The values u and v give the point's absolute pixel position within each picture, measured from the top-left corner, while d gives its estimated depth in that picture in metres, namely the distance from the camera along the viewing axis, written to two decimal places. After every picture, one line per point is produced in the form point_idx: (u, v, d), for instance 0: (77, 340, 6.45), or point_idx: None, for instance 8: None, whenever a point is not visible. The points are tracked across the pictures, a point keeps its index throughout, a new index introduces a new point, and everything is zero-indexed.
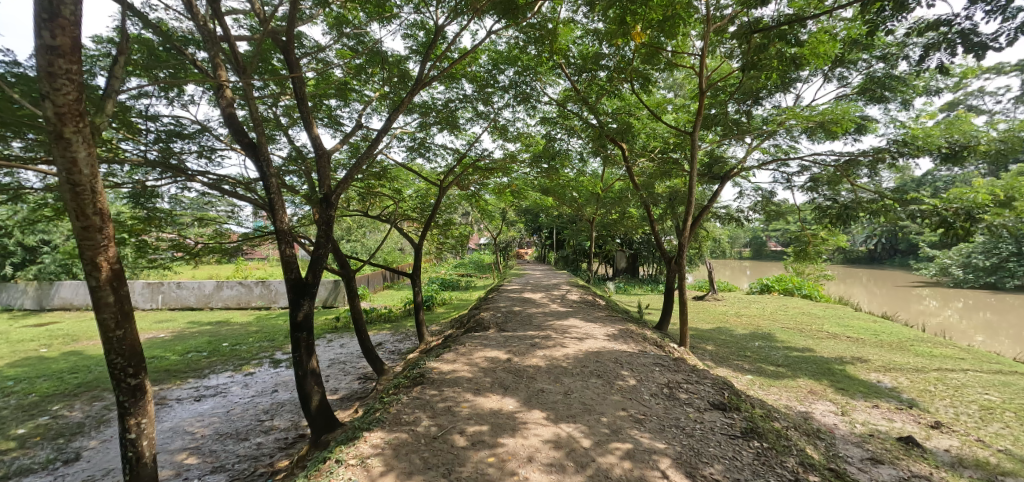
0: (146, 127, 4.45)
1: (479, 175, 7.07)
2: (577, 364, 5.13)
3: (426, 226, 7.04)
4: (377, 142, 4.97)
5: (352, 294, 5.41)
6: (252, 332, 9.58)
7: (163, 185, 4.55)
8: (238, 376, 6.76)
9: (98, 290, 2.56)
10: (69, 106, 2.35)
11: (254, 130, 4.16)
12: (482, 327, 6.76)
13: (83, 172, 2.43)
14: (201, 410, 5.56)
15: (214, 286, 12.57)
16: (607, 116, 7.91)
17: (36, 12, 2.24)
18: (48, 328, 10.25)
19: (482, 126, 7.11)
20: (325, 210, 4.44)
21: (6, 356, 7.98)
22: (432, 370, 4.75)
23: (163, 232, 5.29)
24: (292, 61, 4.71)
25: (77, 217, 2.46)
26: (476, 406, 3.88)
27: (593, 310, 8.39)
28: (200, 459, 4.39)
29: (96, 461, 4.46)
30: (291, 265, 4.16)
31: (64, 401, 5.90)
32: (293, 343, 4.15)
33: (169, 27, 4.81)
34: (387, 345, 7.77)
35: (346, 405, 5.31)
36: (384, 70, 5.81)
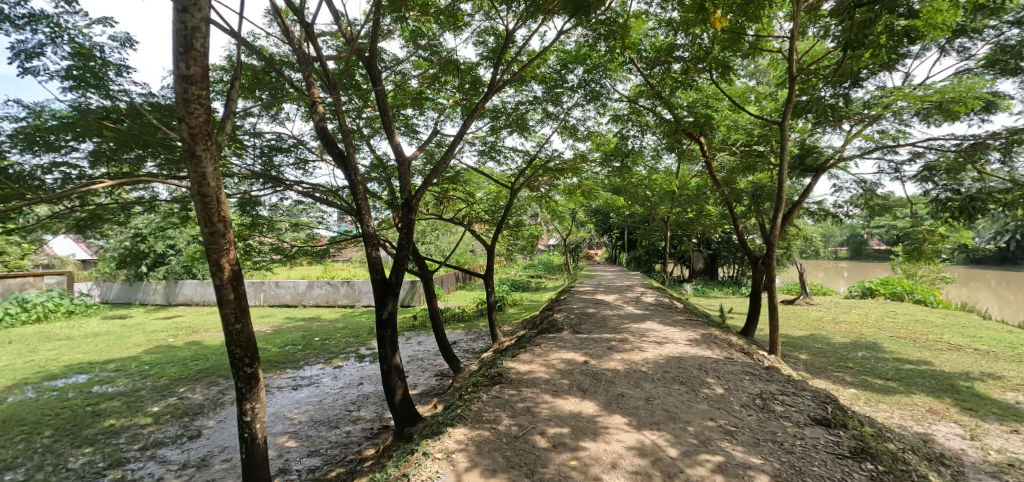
0: (252, 143, 4.95)
1: (549, 176, 7.05)
2: (658, 370, 4.92)
3: (497, 228, 7.14)
4: (453, 148, 5.12)
5: (430, 294, 5.62)
6: (339, 328, 10.34)
7: (266, 195, 5.04)
8: (329, 369, 7.32)
9: (221, 288, 2.89)
10: (200, 127, 2.67)
11: (343, 142, 4.47)
12: (555, 329, 6.73)
13: (210, 184, 2.75)
14: (298, 398, 6.09)
15: (307, 285, 13.76)
16: (683, 110, 7.53)
17: (173, 47, 2.56)
18: (174, 321, 11.84)
19: (552, 127, 7.08)
20: (406, 214, 4.64)
21: (143, 344, 9.33)
22: (509, 370, 4.80)
23: (264, 237, 5.86)
24: (374, 74, 5.01)
25: (205, 224, 2.79)
26: (555, 407, 3.86)
27: (671, 314, 8.01)
28: (299, 443, 4.80)
29: (214, 439, 5.05)
30: (377, 266, 4.41)
31: (188, 384, 6.77)
32: (379, 340, 4.39)
33: (270, 52, 5.31)
34: (462, 344, 7.99)
35: (425, 400, 5.53)
36: (457, 77, 5.99)
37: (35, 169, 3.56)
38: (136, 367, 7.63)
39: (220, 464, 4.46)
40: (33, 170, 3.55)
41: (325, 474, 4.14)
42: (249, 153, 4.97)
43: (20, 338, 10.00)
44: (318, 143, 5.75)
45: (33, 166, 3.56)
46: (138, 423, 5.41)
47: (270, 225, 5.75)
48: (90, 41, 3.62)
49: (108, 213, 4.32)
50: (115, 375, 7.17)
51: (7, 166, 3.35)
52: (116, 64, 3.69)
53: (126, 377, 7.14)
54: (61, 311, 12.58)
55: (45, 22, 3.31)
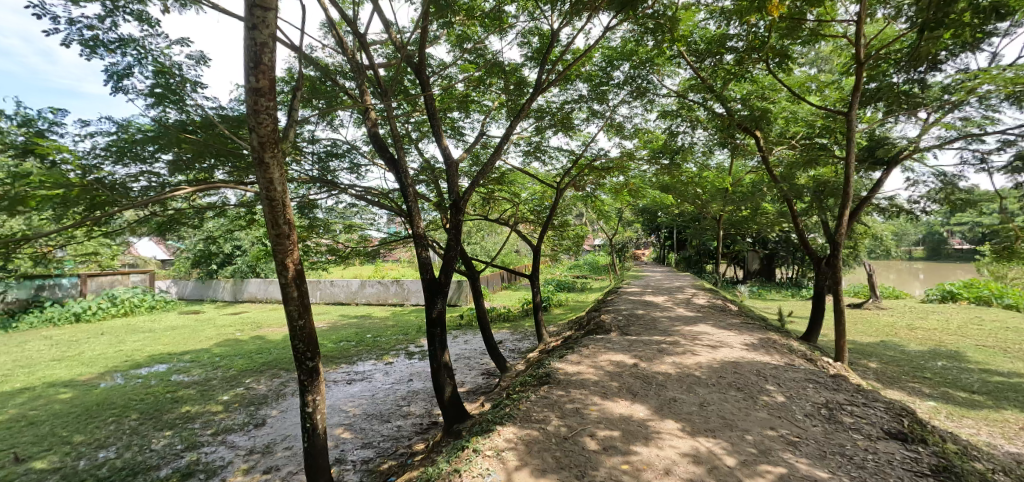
0: (310, 150, 5.23)
1: (594, 176, 6.96)
2: (712, 374, 4.73)
3: (542, 229, 7.12)
4: (499, 150, 5.16)
5: (477, 294, 5.70)
6: (389, 326, 10.71)
7: (323, 198, 5.31)
8: (380, 365, 7.61)
9: (286, 286, 3.08)
10: (267, 135, 2.86)
11: (394, 146, 4.63)
12: (603, 330, 6.63)
13: (277, 189, 2.93)
14: (352, 392, 6.38)
15: (359, 284, 14.38)
16: (737, 104, 7.20)
17: (245, 62, 2.75)
18: (241, 317, 12.74)
19: (598, 125, 6.98)
20: (454, 215, 4.73)
21: (214, 337, 10.11)
22: (557, 371, 4.79)
23: (321, 239, 6.18)
24: (423, 79, 5.14)
25: (272, 227, 2.98)
26: (605, 410, 3.81)
27: (725, 317, 7.66)
28: (353, 435, 5.02)
29: (277, 427, 5.38)
30: (427, 266, 4.53)
31: (254, 376, 7.26)
32: (429, 338, 4.51)
33: (326, 63, 5.59)
34: (508, 344, 8.05)
35: (473, 399, 5.62)
36: (502, 79, 6.04)
37: (125, 178, 3.95)
38: (208, 358, 8.29)
39: (283, 451, 4.76)
40: (123, 179, 3.94)
41: (378, 466, 4.31)
42: (308, 159, 5.25)
43: (111, 330, 11.14)
44: (370, 147, 5.98)
45: (123, 175, 3.96)
46: (210, 409, 5.87)
47: (326, 226, 6.05)
48: (170, 61, 3.97)
49: (185, 217, 4.71)
50: (191, 366, 7.83)
51: (102, 176, 3.74)
52: (192, 80, 4.03)
53: (200, 367, 7.76)
54: (144, 306, 13.90)
55: (133, 46, 3.67)
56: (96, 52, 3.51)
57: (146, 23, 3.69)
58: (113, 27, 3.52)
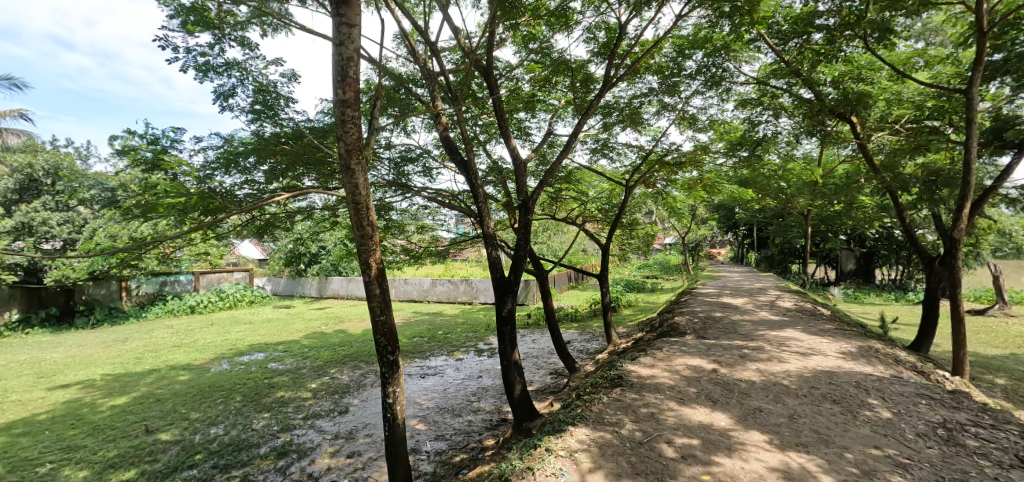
0: (386, 155, 5.52)
1: (665, 171, 6.73)
2: (803, 384, 4.35)
3: (611, 228, 6.96)
4: (567, 148, 5.11)
5: (546, 294, 5.69)
6: (459, 323, 11.07)
7: (398, 201, 5.59)
8: (451, 360, 7.88)
9: (370, 283, 3.28)
10: (353, 143, 3.04)
11: (464, 149, 4.75)
12: (677, 333, 6.35)
13: (361, 193, 3.12)
14: (425, 385, 6.66)
15: (431, 283, 15.06)
16: (828, 87, 6.55)
17: (333, 77, 2.95)
18: (326, 312, 13.83)
19: (669, 119, 6.70)
20: (524, 215, 4.76)
21: (303, 330, 11.06)
22: (630, 373, 4.67)
23: (396, 239, 6.51)
24: (491, 81, 5.23)
25: (358, 228, 3.18)
26: (683, 416, 3.66)
27: (816, 322, 7.01)
28: (427, 427, 5.24)
29: (359, 415, 5.76)
30: (497, 265, 4.61)
31: (337, 366, 7.84)
32: (500, 335, 4.59)
33: (400, 72, 5.87)
34: (576, 344, 7.98)
35: (542, 398, 5.63)
36: (569, 76, 6.00)
37: (231, 186, 4.42)
38: (299, 349, 9.09)
39: (364, 438, 5.08)
40: (230, 186, 4.41)
41: (451, 458, 4.47)
42: (384, 164, 5.56)
43: (219, 321, 12.59)
44: (441, 150, 6.20)
45: (230, 183, 4.43)
46: (301, 395, 6.43)
47: (401, 228, 6.36)
48: (267, 79, 4.40)
49: (279, 220, 5.18)
50: (284, 355, 8.63)
51: (214, 185, 4.22)
52: (286, 96, 4.44)
53: (292, 357, 8.52)
54: (245, 300, 15.57)
55: (237, 68, 4.11)
56: (208, 75, 3.97)
57: (247, 47, 4.13)
58: (221, 53, 3.97)
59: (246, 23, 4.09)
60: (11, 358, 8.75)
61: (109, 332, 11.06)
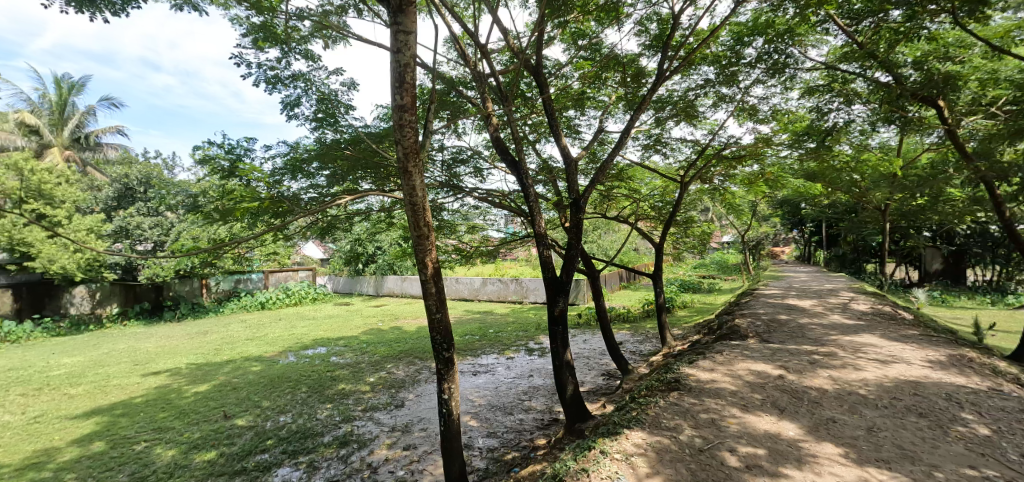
0: (438, 157, 5.65)
1: (723, 166, 6.46)
2: (883, 395, 3.99)
3: (665, 226, 6.73)
4: (619, 145, 4.99)
5: (598, 294, 5.61)
6: (510, 322, 11.17)
7: (450, 201, 5.71)
8: (502, 359, 7.97)
9: (426, 282, 3.38)
10: (410, 146, 3.14)
11: (515, 148, 4.76)
12: (737, 336, 6.05)
13: (418, 194, 3.22)
14: (478, 383, 6.78)
15: (481, 282, 15.33)
16: (909, 69, 5.98)
17: (392, 83, 3.06)
18: (382, 309, 14.44)
19: (727, 111, 6.38)
20: (575, 214, 4.72)
21: (362, 326, 11.61)
22: (687, 377, 4.50)
23: (448, 239, 6.65)
24: (540, 80, 5.21)
25: (415, 228, 3.28)
26: (747, 424, 3.48)
27: (897, 326, 6.41)
28: (479, 424, 5.33)
29: (414, 409, 5.96)
30: (548, 264, 4.61)
31: (394, 362, 8.16)
32: (551, 335, 4.58)
33: (451, 75, 5.99)
34: (629, 345, 7.81)
35: (594, 399, 5.56)
36: (620, 71, 5.87)
37: (297, 190, 4.71)
38: (358, 344, 9.54)
39: (419, 431, 5.24)
40: (296, 191, 4.71)
41: (503, 455, 4.51)
42: (436, 165, 5.70)
43: (286, 316, 13.50)
44: (491, 151, 6.27)
45: (296, 188, 4.73)
46: (360, 388, 6.74)
47: (452, 228, 6.47)
48: (329, 89, 4.65)
49: (340, 222, 5.41)
50: (345, 349, 9.10)
51: (282, 190, 4.51)
52: (345, 103, 4.69)
53: (352, 351, 8.97)
54: (309, 297, 16.55)
55: (302, 79, 4.39)
56: (276, 87, 4.27)
57: (311, 60, 4.39)
58: (288, 66, 4.25)
59: (309, 37, 4.36)
60: (113, 347, 9.85)
61: (192, 326, 12.17)
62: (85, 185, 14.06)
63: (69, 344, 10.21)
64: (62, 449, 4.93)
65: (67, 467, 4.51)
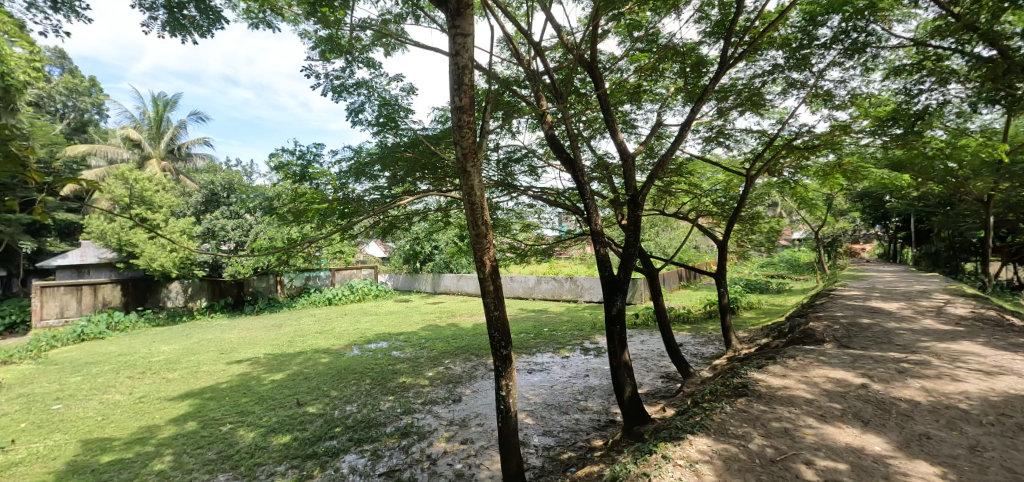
0: (493, 157, 5.71)
1: (794, 157, 6.02)
2: (990, 410, 3.54)
3: (729, 223, 6.37)
4: (679, 139, 4.78)
5: (656, 293, 5.44)
6: (565, 321, 11.11)
7: (504, 200, 5.76)
8: (557, 358, 7.94)
9: (484, 280, 3.44)
10: (469, 146, 3.20)
11: (570, 145, 4.71)
12: (811, 340, 5.63)
13: (477, 194, 3.27)
14: (533, 381, 6.80)
15: (536, 280, 15.38)
16: (1019, 40, 5.26)
17: (451, 85, 3.14)
18: (440, 306, 14.90)
19: (798, 98, 5.94)
20: (633, 211, 4.60)
21: (420, 322, 12.03)
22: (756, 383, 4.24)
23: (503, 238, 6.71)
24: (595, 75, 5.12)
25: (473, 227, 3.34)
26: (825, 436, 3.22)
27: (1006, 333, 5.67)
28: (535, 421, 5.36)
29: (472, 404, 6.09)
30: (605, 263, 4.54)
31: (451, 357, 8.38)
32: (609, 335, 4.50)
33: (504, 74, 6.03)
34: (690, 347, 7.51)
35: (653, 402, 5.41)
36: (679, 62, 5.64)
37: (361, 192, 4.95)
38: (417, 339, 9.91)
39: (476, 427, 5.35)
40: (360, 193, 4.95)
41: (559, 454, 4.50)
42: (492, 165, 5.77)
43: (351, 312, 14.30)
44: (546, 149, 6.24)
45: (361, 190, 4.97)
46: (420, 382, 6.99)
47: (507, 226, 6.51)
48: (390, 94, 4.86)
49: (400, 222, 5.59)
50: (405, 344, 9.48)
51: (348, 192, 4.78)
52: (405, 108, 4.88)
53: (412, 346, 9.33)
54: (372, 293, 17.40)
55: (365, 86, 4.61)
56: (342, 95, 4.52)
57: (373, 68, 4.60)
58: (352, 74, 4.48)
59: (371, 46, 4.57)
60: (202, 337, 10.91)
61: (268, 319, 13.21)
62: (178, 191, 15.72)
63: (166, 334, 11.42)
64: (162, 427, 5.54)
65: (166, 443, 5.07)
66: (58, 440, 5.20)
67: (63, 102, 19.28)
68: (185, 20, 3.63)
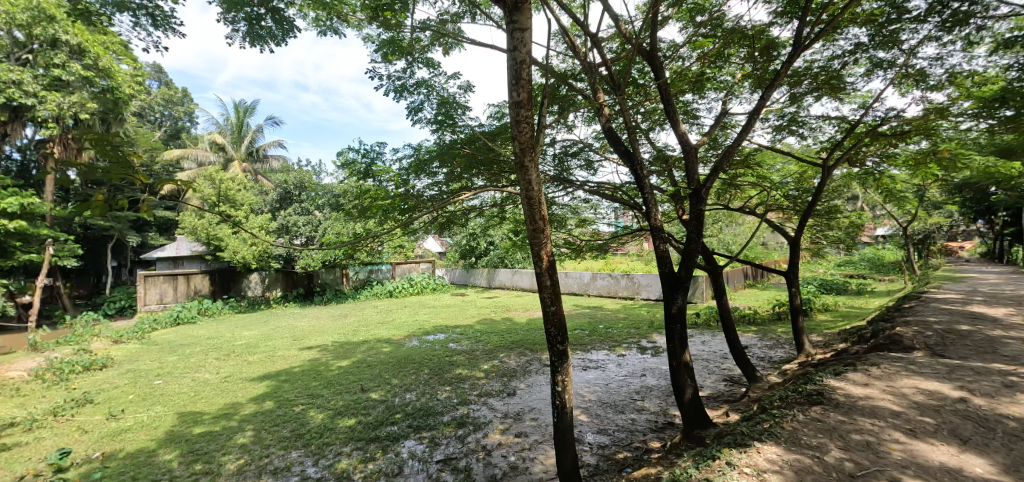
0: (549, 151, 5.69)
1: (880, 144, 5.47)
2: None
3: (802, 217, 5.91)
4: (747, 128, 4.48)
5: (720, 292, 5.19)
6: (621, 318, 10.90)
7: (560, 195, 5.74)
8: (613, 356, 7.80)
9: (541, 275, 3.46)
10: (526, 141, 3.19)
11: (629, 138, 4.57)
12: (898, 346, 5.12)
13: (535, 188, 3.28)
14: (588, 378, 6.74)
15: (591, 277, 15.20)
16: None
17: (509, 81, 3.15)
18: (494, 300, 15.12)
19: (884, 79, 5.40)
20: (696, 205, 4.40)
21: (475, 316, 12.31)
22: (833, 391, 3.93)
23: (558, 233, 6.68)
24: (655, 64, 4.92)
25: (531, 222, 3.36)
26: (915, 452, 2.93)
27: None
28: (590, 419, 5.31)
29: (526, 398, 6.14)
30: (665, 260, 4.39)
31: (505, 351, 8.50)
32: (668, 334, 4.36)
33: (560, 67, 5.97)
34: (756, 350, 7.09)
35: (714, 405, 5.18)
36: (746, 46, 5.31)
37: (421, 188, 5.12)
38: (472, 332, 10.14)
39: (531, 420, 5.39)
40: (420, 189, 5.12)
41: (614, 454, 4.43)
42: (548, 160, 5.76)
43: (410, 304, 14.89)
44: (602, 142, 6.14)
45: (421, 186, 5.15)
46: (475, 374, 7.16)
47: (562, 222, 6.48)
48: (449, 93, 4.99)
49: (457, 218, 5.70)
50: (461, 337, 9.74)
51: (409, 188, 4.97)
52: (462, 105, 4.99)
53: (467, 339, 9.56)
54: (429, 287, 18.00)
55: (424, 85, 4.78)
56: (403, 95, 4.70)
57: (432, 67, 4.74)
58: (412, 75, 4.64)
59: (430, 46, 4.71)
60: (278, 324, 11.84)
61: (335, 309, 14.09)
62: (257, 190, 17.11)
63: (247, 320, 12.51)
64: (244, 404, 6.10)
65: (247, 419, 5.58)
66: (159, 411, 5.90)
67: (161, 112, 21.59)
68: (263, 31, 3.90)
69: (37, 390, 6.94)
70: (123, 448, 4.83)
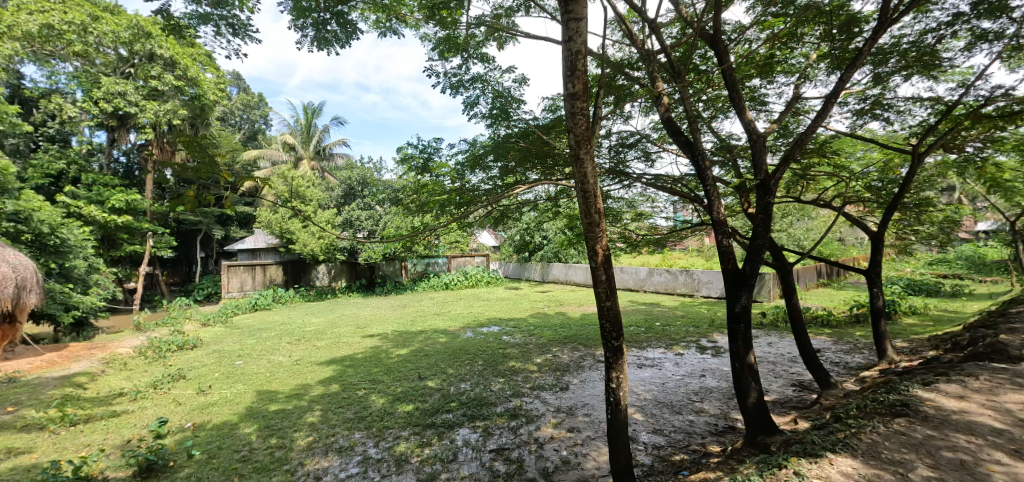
0: (605, 143, 5.59)
1: (982, 127, 4.87)
2: None
3: (886, 210, 5.38)
4: (822, 114, 4.12)
5: (789, 290, 4.86)
6: (679, 316, 10.50)
7: (615, 188, 5.62)
8: (670, 354, 7.57)
9: (596, 270, 3.42)
10: (582, 133, 3.15)
11: (688, 127, 4.37)
12: (1003, 357, 4.54)
13: (590, 181, 3.24)
14: (643, 376, 6.59)
15: (648, 272, 14.79)
16: None
17: (564, 72, 3.12)
18: (548, 295, 15.17)
19: (990, 54, 4.77)
20: (762, 197, 4.13)
21: (528, 310, 12.40)
22: (921, 402, 3.57)
23: (613, 227, 6.54)
24: (719, 49, 4.65)
25: (586, 216, 3.32)
26: (1020, 476, 2.61)
27: None
28: (645, 418, 5.20)
29: (578, 394, 6.11)
30: (728, 256, 4.18)
31: (559, 346, 8.49)
32: (731, 334, 4.16)
33: (616, 56, 5.81)
34: (829, 354, 6.58)
35: (781, 411, 4.88)
36: (822, 24, 4.89)
37: (477, 182, 5.22)
38: (526, 326, 10.22)
39: (583, 416, 5.36)
40: (476, 183, 5.22)
41: (670, 455, 4.32)
42: (603, 151, 5.66)
43: (465, 297, 15.28)
44: (661, 133, 5.93)
45: (476, 180, 5.24)
46: (528, 368, 7.23)
47: (618, 216, 6.34)
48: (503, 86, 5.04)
49: (512, 213, 5.76)
50: (514, 330, 9.85)
51: (465, 183, 5.09)
52: (517, 98, 5.02)
53: (521, 332, 9.66)
54: (484, 280, 18.35)
55: (480, 80, 4.85)
56: (459, 91, 4.81)
57: (487, 61, 4.80)
58: (468, 70, 4.73)
59: (484, 42, 4.77)
60: (344, 313, 12.63)
61: (395, 300, 14.76)
62: (325, 187, 18.23)
63: (316, 309, 13.42)
64: (313, 386, 6.58)
65: (316, 400, 6.01)
66: (241, 389, 6.51)
67: (240, 116, 23.53)
68: (329, 34, 4.13)
69: (141, 365, 7.90)
70: (211, 420, 5.40)
